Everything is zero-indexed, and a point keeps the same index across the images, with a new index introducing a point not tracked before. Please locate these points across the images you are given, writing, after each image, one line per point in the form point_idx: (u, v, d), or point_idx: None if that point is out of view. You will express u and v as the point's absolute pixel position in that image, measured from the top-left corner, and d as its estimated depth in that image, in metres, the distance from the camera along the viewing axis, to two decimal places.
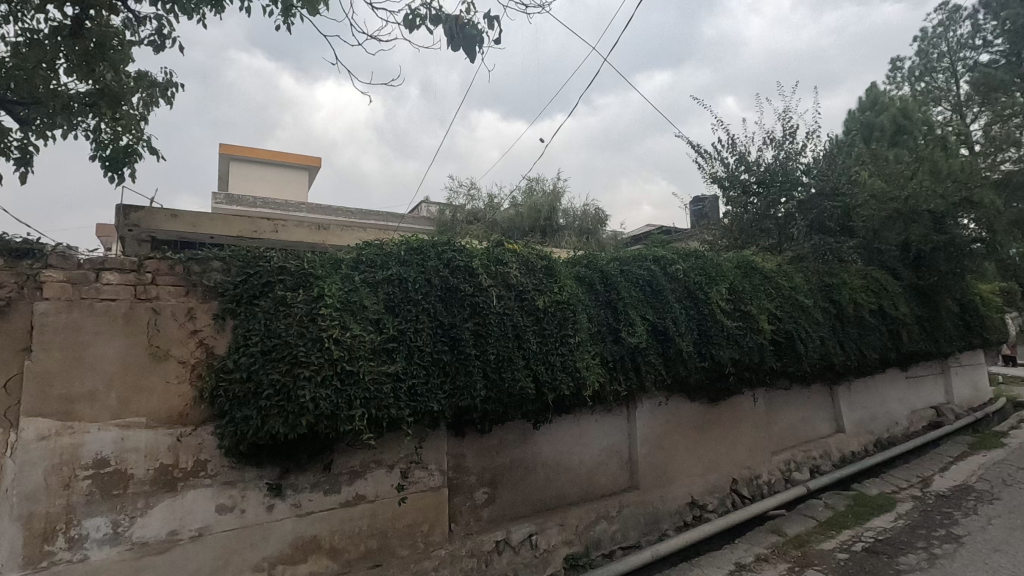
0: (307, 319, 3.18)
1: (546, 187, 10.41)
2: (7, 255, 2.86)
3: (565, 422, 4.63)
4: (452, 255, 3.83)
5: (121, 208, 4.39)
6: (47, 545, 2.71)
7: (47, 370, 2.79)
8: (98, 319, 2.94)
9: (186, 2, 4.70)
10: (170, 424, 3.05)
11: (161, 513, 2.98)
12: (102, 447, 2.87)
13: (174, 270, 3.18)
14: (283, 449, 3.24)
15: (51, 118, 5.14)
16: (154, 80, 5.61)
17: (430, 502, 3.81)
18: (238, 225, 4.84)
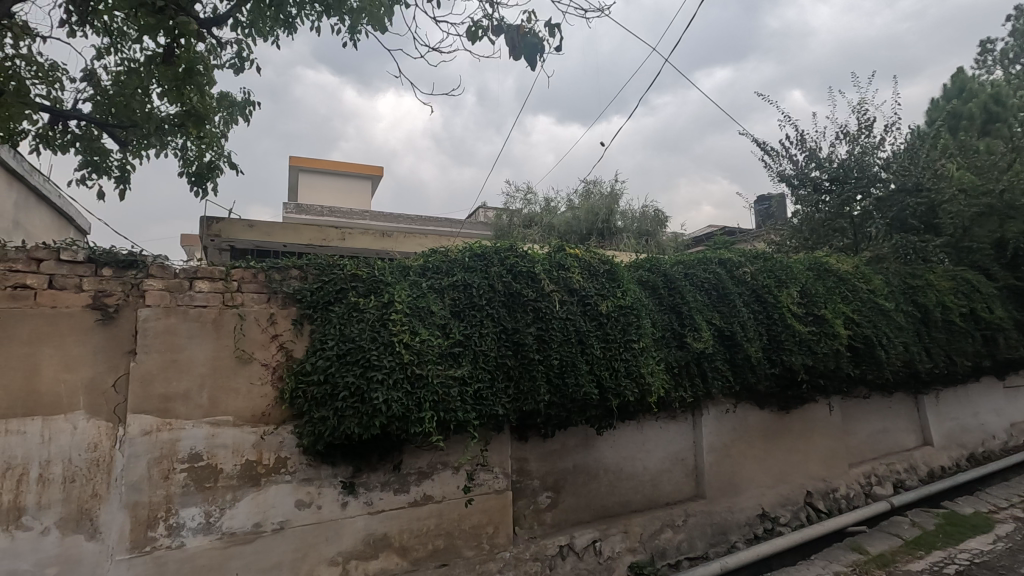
0: (378, 324, 3.33)
1: (604, 189, 10.27)
2: (115, 265, 3.12)
3: (629, 429, 4.58)
4: (515, 261, 3.89)
5: (205, 219, 4.86)
6: (150, 531, 2.96)
7: (148, 371, 3.04)
8: (192, 324, 3.18)
9: (262, 26, 5.10)
10: (255, 423, 3.25)
11: (247, 506, 3.18)
12: (196, 443, 3.10)
13: (257, 278, 3.40)
14: (356, 449, 3.40)
15: (146, 138, 5.74)
16: (234, 100, 6.04)
17: (495, 505, 3.86)
18: (308, 233, 5.14)
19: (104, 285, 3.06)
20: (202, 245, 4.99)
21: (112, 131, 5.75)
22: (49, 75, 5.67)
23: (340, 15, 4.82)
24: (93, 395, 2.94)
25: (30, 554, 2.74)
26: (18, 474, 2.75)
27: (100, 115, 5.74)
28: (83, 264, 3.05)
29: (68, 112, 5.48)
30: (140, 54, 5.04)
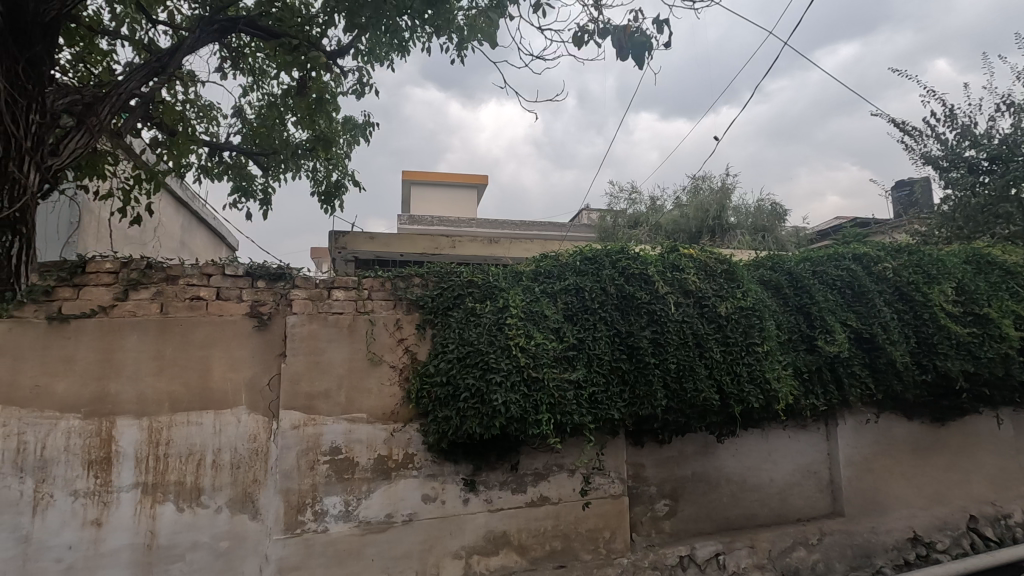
0: (495, 328, 3.46)
1: (714, 184, 9.73)
2: (267, 277, 3.53)
3: (753, 437, 4.32)
4: (627, 263, 3.84)
5: (334, 233, 5.28)
6: (300, 515, 3.30)
7: (296, 371, 3.40)
8: (330, 329, 3.51)
9: (379, 52, 5.49)
10: (385, 420, 3.51)
11: (380, 498, 3.44)
12: (336, 437, 3.41)
13: (385, 286, 3.69)
14: (476, 448, 3.54)
15: (282, 163, 6.48)
16: (356, 123, 6.58)
17: (611, 510, 3.83)
18: (422, 242, 5.45)
19: (259, 295, 3.48)
20: (329, 256, 5.41)
21: (256, 159, 6.52)
22: (208, 113, 6.57)
23: (449, 34, 5.08)
24: (252, 392, 3.35)
25: (208, 528, 3.18)
26: (197, 459, 3.21)
27: (247, 145, 6.53)
28: (242, 277, 3.50)
29: (222, 145, 6.35)
30: (279, 88, 5.67)
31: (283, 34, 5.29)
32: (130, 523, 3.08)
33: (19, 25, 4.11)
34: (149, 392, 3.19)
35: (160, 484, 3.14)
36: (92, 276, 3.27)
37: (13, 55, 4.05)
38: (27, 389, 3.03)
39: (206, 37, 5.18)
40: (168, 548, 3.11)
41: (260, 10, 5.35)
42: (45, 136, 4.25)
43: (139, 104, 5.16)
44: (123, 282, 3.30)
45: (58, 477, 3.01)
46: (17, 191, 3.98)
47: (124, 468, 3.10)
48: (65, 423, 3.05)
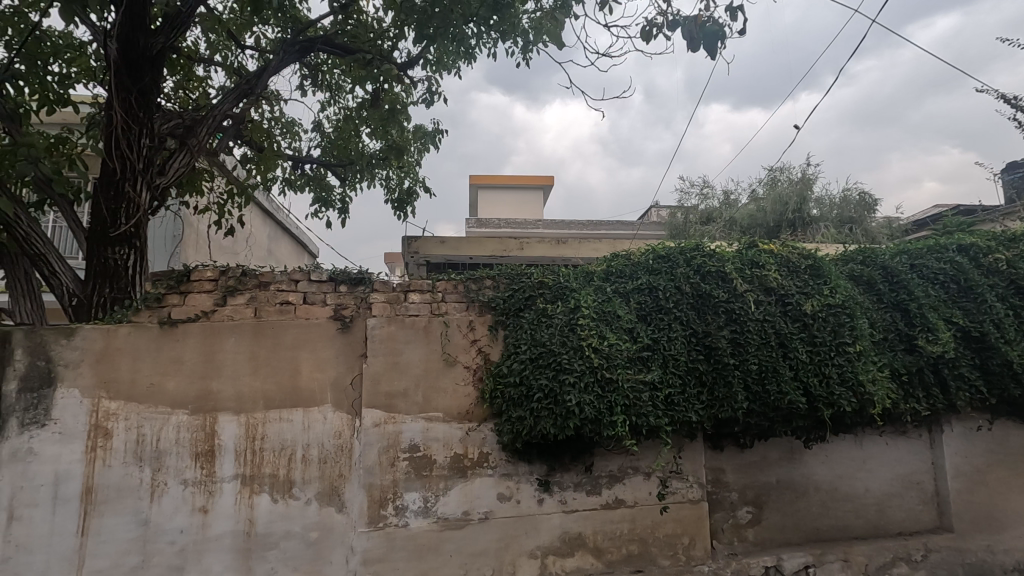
0: (567, 329, 3.46)
1: (793, 175, 9.20)
2: (348, 282, 3.73)
3: (844, 443, 4.05)
4: (702, 261, 3.72)
5: (406, 238, 5.49)
6: (382, 509, 3.45)
7: (376, 371, 3.55)
8: (408, 331, 3.63)
9: (447, 61, 5.64)
10: (461, 420, 3.59)
11: (457, 495, 3.52)
12: (415, 435, 3.53)
13: (458, 288, 3.78)
14: (550, 448, 3.55)
15: (358, 172, 6.80)
16: (426, 131, 6.79)
17: (690, 515, 3.71)
18: (491, 245, 5.52)
19: (342, 299, 3.67)
20: (403, 261, 5.63)
21: (334, 170, 6.88)
22: (290, 129, 7.00)
23: (514, 39, 5.15)
24: (337, 391, 3.53)
25: (300, 519, 3.38)
26: (289, 454, 3.43)
27: (326, 158, 6.91)
28: (326, 282, 3.72)
29: (304, 158, 6.75)
30: (354, 102, 5.97)
31: (357, 50, 5.56)
32: (231, 511, 3.33)
33: (132, 59, 4.58)
34: (246, 390, 3.44)
35: (256, 475, 3.38)
36: (196, 284, 3.58)
37: (126, 85, 4.51)
38: (143, 386, 3.35)
39: (289, 57, 5.52)
40: (265, 536, 3.34)
41: (336, 29, 5.66)
42: (154, 157, 4.69)
43: (231, 124, 5.60)
44: (222, 289, 3.58)
45: (170, 467, 3.31)
46: (132, 209, 4.44)
47: (226, 460, 3.36)
48: (175, 418, 3.35)
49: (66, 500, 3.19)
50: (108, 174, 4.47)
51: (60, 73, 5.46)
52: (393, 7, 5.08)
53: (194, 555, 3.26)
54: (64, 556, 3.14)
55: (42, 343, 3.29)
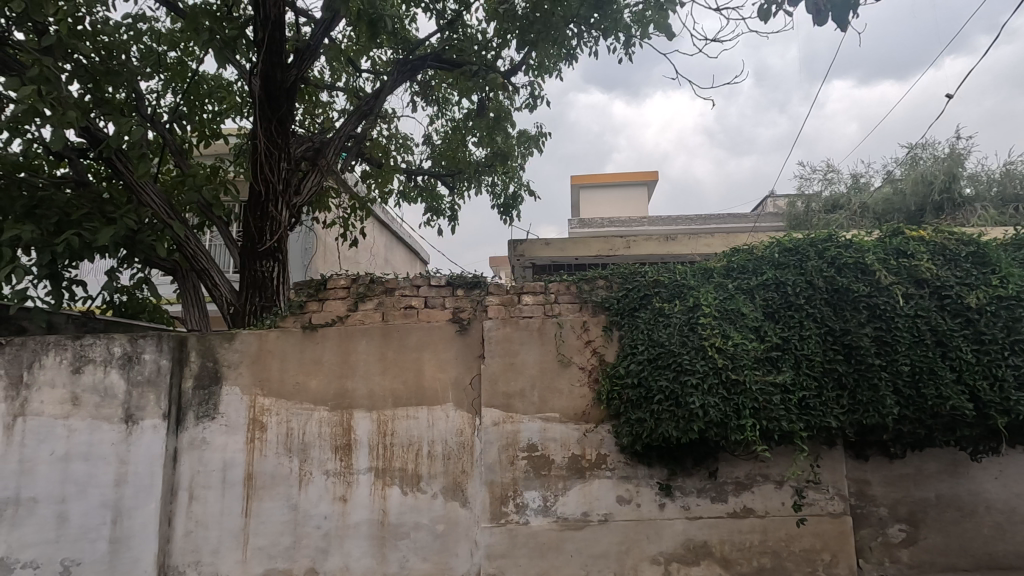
0: (687, 329, 3.33)
1: (939, 150, 8.11)
2: (465, 285, 3.92)
3: (1022, 457, 3.51)
4: (837, 252, 3.40)
5: (512, 242, 5.59)
6: (503, 506, 3.54)
7: (493, 372, 3.66)
8: (523, 332, 3.70)
9: (548, 65, 5.72)
10: (578, 420, 3.59)
11: (576, 496, 3.53)
12: (532, 435, 3.59)
13: (570, 289, 3.81)
14: (672, 451, 3.45)
15: (466, 180, 7.10)
16: (530, 135, 6.92)
17: (830, 530, 3.41)
18: (596, 245, 5.47)
19: (459, 303, 3.85)
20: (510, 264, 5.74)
21: (444, 180, 7.23)
22: (404, 144, 7.45)
23: (616, 34, 5.02)
24: (458, 390, 3.69)
25: (427, 511, 3.58)
26: (416, 449, 3.64)
27: (436, 169, 7.29)
28: (445, 287, 3.93)
29: (416, 171, 7.18)
30: (463, 113, 6.30)
31: (463, 63, 5.79)
32: (367, 501, 3.60)
33: (272, 92, 5.12)
34: (377, 389, 3.71)
35: (388, 469, 3.63)
36: (331, 291, 3.96)
37: (268, 117, 5.08)
38: (290, 385, 3.73)
39: (402, 77, 5.92)
40: (397, 525, 3.57)
41: (443, 45, 5.94)
42: (292, 178, 5.24)
43: (353, 144, 6.09)
44: (354, 296, 3.93)
45: (315, 458, 3.65)
46: (274, 226, 4.99)
47: (361, 453, 3.65)
48: (317, 414, 3.69)
49: (232, 484, 3.64)
50: (255, 197, 5.05)
51: (214, 111, 6.24)
52: (495, 17, 5.22)
53: (336, 540, 3.57)
54: (233, 533, 3.59)
55: (210, 346, 3.79)
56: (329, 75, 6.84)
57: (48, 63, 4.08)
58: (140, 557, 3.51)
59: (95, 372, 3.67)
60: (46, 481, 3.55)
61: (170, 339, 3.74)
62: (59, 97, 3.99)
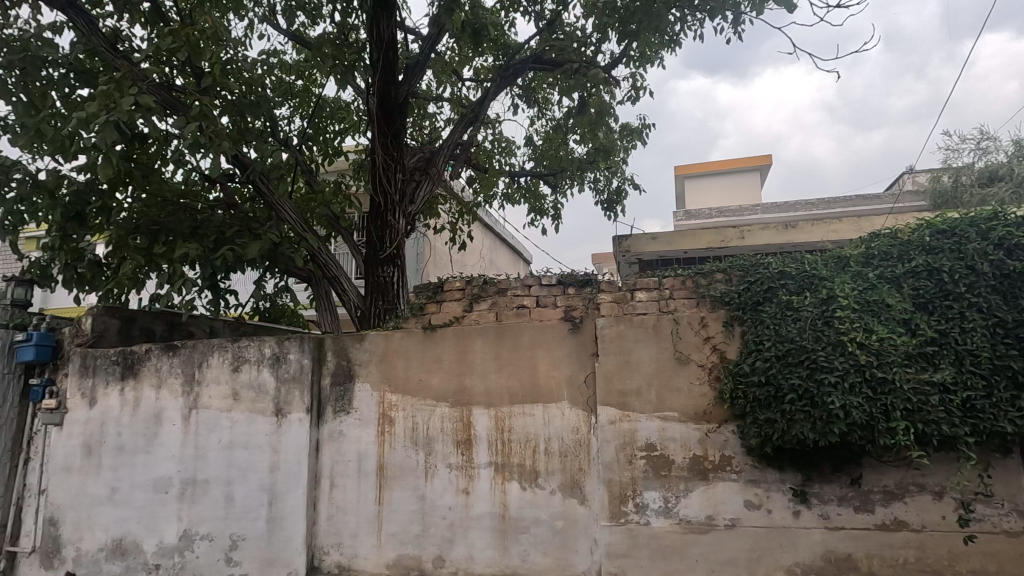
0: (821, 323, 3.08)
1: None
2: (576, 284, 3.96)
3: None
4: (1005, 231, 2.97)
5: (617, 238, 5.51)
6: (622, 506, 3.50)
7: (607, 370, 3.62)
8: (637, 330, 3.62)
9: (650, 54, 5.57)
10: (699, 420, 3.46)
11: (699, 498, 3.40)
12: (650, 434, 3.51)
13: (687, 284, 3.70)
14: (806, 455, 3.20)
15: (569, 178, 7.16)
16: (634, 128, 6.77)
17: (1006, 550, 2.98)
18: (707, 237, 5.25)
19: (570, 300, 3.88)
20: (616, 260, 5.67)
21: (546, 179, 7.35)
22: (507, 147, 7.61)
23: (724, 13, 4.76)
24: (573, 388, 3.70)
25: (546, 507, 3.63)
26: (533, 445, 3.70)
27: (538, 170, 7.40)
28: (556, 286, 3.98)
29: (519, 172, 7.33)
30: (563, 111, 6.32)
31: (564, 62, 5.81)
32: (488, 495, 3.73)
33: (387, 108, 5.47)
34: (494, 387, 3.83)
35: (507, 464, 3.73)
36: (448, 293, 4.15)
37: (384, 132, 5.44)
38: (414, 382, 3.96)
39: (504, 82, 6.13)
40: (517, 520, 3.66)
41: (544, 46, 5.99)
42: (407, 188, 5.58)
43: (461, 151, 6.34)
44: (469, 297, 4.09)
45: (439, 452, 3.84)
46: (393, 234, 5.33)
47: (481, 448, 3.78)
48: (439, 410, 3.89)
49: (366, 473, 3.94)
50: (375, 208, 5.42)
51: (336, 130, 6.82)
52: (593, 12, 5.17)
53: (461, 530, 3.73)
54: (368, 519, 3.89)
55: (344, 347, 4.12)
56: (435, 87, 7.17)
57: (205, 101, 4.69)
58: (291, 537, 3.92)
59: (251, 370, 4.16)
60: (216, 465, 4.09)
61: (310, 340, 4.12)
62: (215, 130, 4.58)
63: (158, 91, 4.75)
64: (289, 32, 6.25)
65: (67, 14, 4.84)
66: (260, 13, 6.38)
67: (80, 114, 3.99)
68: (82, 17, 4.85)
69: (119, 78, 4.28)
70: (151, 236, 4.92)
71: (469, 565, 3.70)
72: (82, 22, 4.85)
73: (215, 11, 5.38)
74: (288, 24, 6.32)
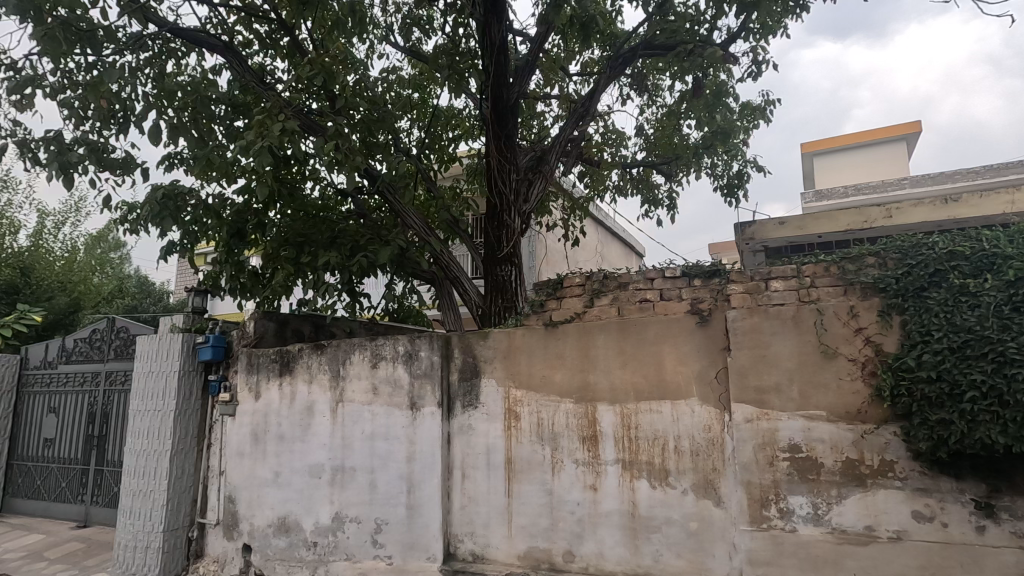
0: (1008, 309, 2.72)
1: None
2: (702, 275, 3.78)
3: None
4: None
5: (738, 225, 5.09)
6: (764, 510, 3.27)
7: (742, 365, 3.39)
8: (774, 321, 3.36)
9: (773, 24, 5.13)
10: (851, 420, 3.14)
11: (856, 506, 3.08)
12: (794, 434, 3.24)
13: (830, 271, 3.40)
14: (993, 463, 2.80)
15: (685, 165, 6.83)
16: (755, 106, 6.33)
17: None
18: (846, 217, 4.76)
19: (697, 293, 3.75)
20: (738, 249, 5.26)
21: (660, 169, 7.10)
22: (617, 138, 7.45)
23: None
24: (703, 384, 3.53)
25: (678, 507, 3.50)
26: (662, 443, 3.59)
27: (650, 159, 7.18)
28: (680, 278, 3.85)
29: (631, 163, 7.15)
30: (676, 95, 6.06)
31: (677, 44, 5.55)
32: (617, 492, 3.67)
33: (500, 111, 5.60)
34: (619, 383, 3.76)
35: (635, 461, 3.65)
36: (568, 289, 4.16)
37: (498, 135, 5.58)
38: (538, 378, 4.01)
39: (614, 72, 6.03)
40: (648, 518, 3.57)
41: (654, 30, 5.77)
42: (523, 188, 5.68)
43: (571, 147, 6.33)
44: (590, 292, 4.07)
45: (565, 447, 3.86)
46: (509, 233, 5.46)
47: (607, 444, 3.73)
48: (564, 406, 3.90)
49: (495, 466, 4.06)
50: (492, 209, 5.59)
51: (451, 137, 7.11)
52: None
53: (590, 526, 3.72)
54: (499, 511, 4.01)
55: (469, 344, 4.28)
56: (543, 85, 7.23)
57: (339, 121, 5.11)
58: (429, 524, 4.16)
59: (387, 367, 4.47)
60: (361, 454, 4.46)
61: (438, 338, 4.33)
62: (348, 146, 4.98)
63: (301, 116, 5.29)
64: (406, 48, 6.63)
65: (225, 56, 5.53)
66: (380, 34, 6.85)
67: (241, 141, 4.57)
68: (236, 57, 5.51)
69: (269, 108, 4.81)
70: (298, 246, 5.46)
71: (599, 562, 3.67)
72: (237, 61, 5.50)
73: (343, 37, 5.86)
74: (405, 41, 6.72)
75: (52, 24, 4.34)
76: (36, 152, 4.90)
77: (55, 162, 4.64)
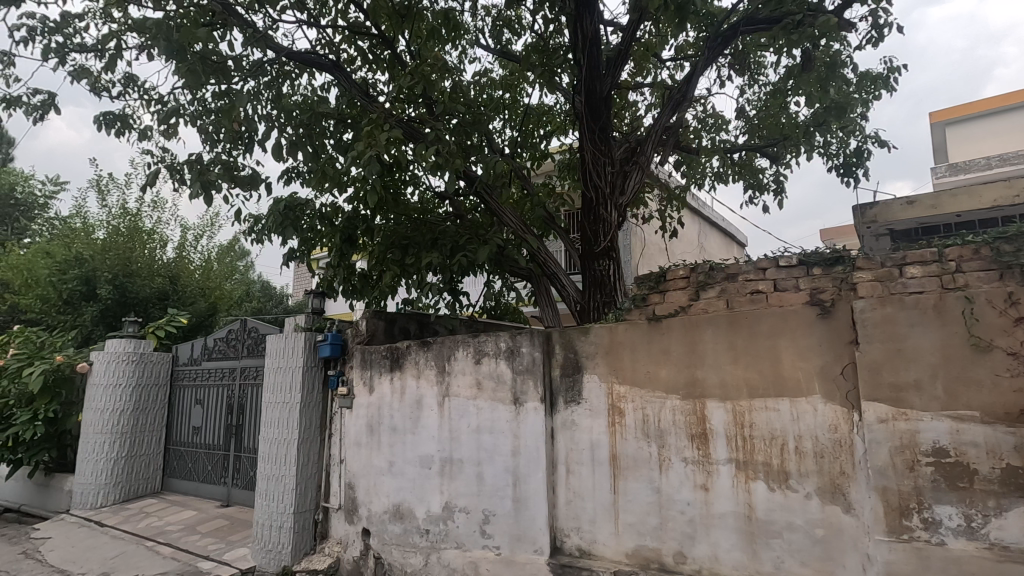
0: None
1: None
2: (823, 263, 3.55)
3: None
4: None
5: (857, 208, 4.65)
6: (905, 520, 2.97)
7: (873, 360, 3.09)
8: (911, 311, 3.03)
9: None
10: (1011, 423, 2.76)
11: (1020, 520, 2.71)
12: (939, 437, 2.91)
13: (980, 253, 3.05)
14: None
15: (796, 146, 6.34)
16: (877, 75, 5.76)
17: None
18: (993, 193, 4.21)
19: (817, 282, 3.54)
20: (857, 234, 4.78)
21: (766, 152, 6.69)
22: (716, 123, 7.09)
23: None
24: (826, 381, 3.27)
25: (802, 512, 3.27)
26: (781, 443, 3.37)
27: (753, 142, 6.78)
28: (797, 267, 3.61)
29: (732, 148, 6.78)
30: (783, 71, 5.59)
31: (783, 15, 5.17)
32: (730, 493, 3.50)
33: (593, 104, 5.53)
34: (730, 379, 3.57)
35: (751, 462, 3.45)
36: (672, 282, 4.05)
37: (592, 128, 5.53)
38: (642, 374, 3.91)
39: (713, 51, 5.74)
40: (767, 523, 3.37)
41: (756, 4, 5.43)
42: (619, 180, 5.58)
43: (668, 136, 6.11)
44: (695, 285, 3.92)
45: (673, 445, 3.74)
46: (607, 227, 5.38)
47: (719, 443, 3.56)
48: (670, 402, 3.78)
49: (600, 462, 4.03)
50: (588, 203, 5.55)
51: (543, 134, 7.15)
52: None
53: (703, 528, 3.58)
54: (606, 507, 3.97)
55: (570, 339, 4.28)
56: (636, 74, 7.05)
57: (438, 126, 5.33)
58: (536, 517, 4.21)
59: (490, 362, 4.59)
60: (468, 446, 4.62)
61: (539, 334, 4.37)
62: (448, 150, 5.16)
63: (402, 124, 5.57)
64: (497, 50, 6.75)
65: (333, 73, 5.95)
66: (470, 39, 7.04)
67: (353, 152, 4.89)
68: (343, 74, 5.92)
69: (376, 118, 5.11)
70: (403, 249, 5.73)
71: (714, 565, 3.52)
72: (343, 77, 5.91)
73: (438, 46, 6.09)
74: (496, 43, 6.84)
75: (192, 60, 4.89)
76: (182, 174, 5.56)
77: (198, 182, 5.23)
